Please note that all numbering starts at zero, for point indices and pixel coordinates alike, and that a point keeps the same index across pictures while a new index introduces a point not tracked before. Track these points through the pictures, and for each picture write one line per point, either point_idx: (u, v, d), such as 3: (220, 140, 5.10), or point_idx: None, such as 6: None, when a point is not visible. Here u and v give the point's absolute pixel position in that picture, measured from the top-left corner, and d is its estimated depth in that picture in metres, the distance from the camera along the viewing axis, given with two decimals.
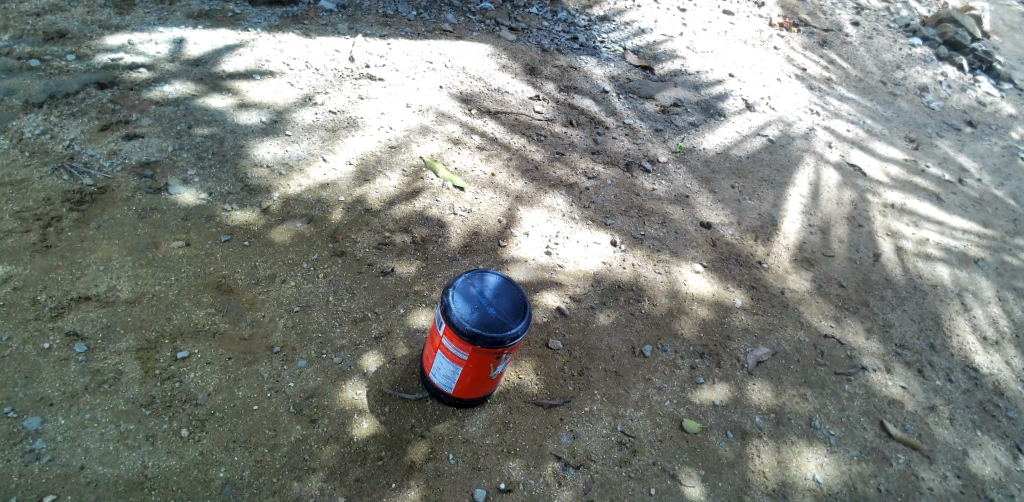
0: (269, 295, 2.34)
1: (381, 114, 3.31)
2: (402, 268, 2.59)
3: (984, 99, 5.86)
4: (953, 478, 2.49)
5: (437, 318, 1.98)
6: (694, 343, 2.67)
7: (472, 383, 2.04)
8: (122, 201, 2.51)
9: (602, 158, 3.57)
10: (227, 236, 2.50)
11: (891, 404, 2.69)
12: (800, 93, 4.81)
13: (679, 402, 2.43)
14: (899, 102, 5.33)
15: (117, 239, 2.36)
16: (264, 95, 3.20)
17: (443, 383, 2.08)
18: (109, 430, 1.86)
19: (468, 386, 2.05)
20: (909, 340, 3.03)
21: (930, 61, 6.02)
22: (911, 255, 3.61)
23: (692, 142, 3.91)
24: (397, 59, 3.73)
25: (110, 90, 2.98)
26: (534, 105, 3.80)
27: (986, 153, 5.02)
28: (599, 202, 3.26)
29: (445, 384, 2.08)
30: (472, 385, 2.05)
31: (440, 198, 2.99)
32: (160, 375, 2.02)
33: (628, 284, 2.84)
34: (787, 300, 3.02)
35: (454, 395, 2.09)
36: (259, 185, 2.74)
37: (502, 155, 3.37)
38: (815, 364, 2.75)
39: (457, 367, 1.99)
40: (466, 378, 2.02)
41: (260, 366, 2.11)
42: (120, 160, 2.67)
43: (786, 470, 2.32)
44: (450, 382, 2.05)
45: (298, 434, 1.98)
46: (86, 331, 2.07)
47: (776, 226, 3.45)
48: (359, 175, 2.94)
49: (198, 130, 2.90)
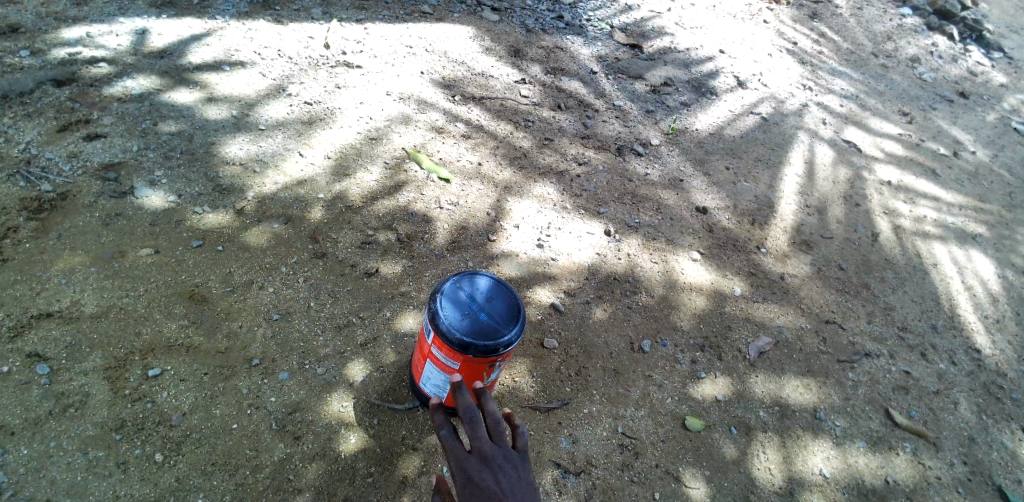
0: (246, 303, 2.21)
1: (359, 104, 3.15)
2: (387, 268, 2.47)
3: (975, 69, 5.77)
4: (959, 465, 2.44)
5: (425, 326, 1.87)
6: (694, 335, 2.58)
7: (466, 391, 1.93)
8: (84, 207, 2.35)
9: (593, 142, 3.44)
10: (199, 241, 2.35)
11: (896, 391, 2.62)
12: (792, 68, 4.69)
13: (680, 399, 2.34)
14: (891, 75, 5.23)
15: (80, 248, 2.21)
16: (235, 87, 3.03)
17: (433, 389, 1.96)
18: (77, 459, 1.74)
19: None
20: (910, 323, 2.96)
21: (920, 31, 5.90)
22: (909, 233, 3.53)
23: (684, 123, 3.79)
24: (375, 44, 3.55)
25: (69, 87, 2.79)
26: (520, 89, 3.65)
27: (979, 124, 4.94)
28: (591, 190, 3.14)
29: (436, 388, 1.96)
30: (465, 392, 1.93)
31: (425, 191, 2.85)
32: (130, 396, 1.89)
33: (624, 276, 2.74)
34: (787, 285, 2.93)
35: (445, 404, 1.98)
36: (232, 185, 2.59)
37: (489, 143, 3.24)
38: (817, 352, 2.67)
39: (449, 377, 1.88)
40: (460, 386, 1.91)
41: (239, 381, 1.99)
42: (81, 162, 2.50)
43: (792, 465, 2.26)
44: (442, 391, 1.94)
45: (282, 453, 1.86)
46: (49, 351, 1.93)
47: (773, 208, 3.36)
48: (338, 170, 2.79)
49: (165, 127, 2.73)
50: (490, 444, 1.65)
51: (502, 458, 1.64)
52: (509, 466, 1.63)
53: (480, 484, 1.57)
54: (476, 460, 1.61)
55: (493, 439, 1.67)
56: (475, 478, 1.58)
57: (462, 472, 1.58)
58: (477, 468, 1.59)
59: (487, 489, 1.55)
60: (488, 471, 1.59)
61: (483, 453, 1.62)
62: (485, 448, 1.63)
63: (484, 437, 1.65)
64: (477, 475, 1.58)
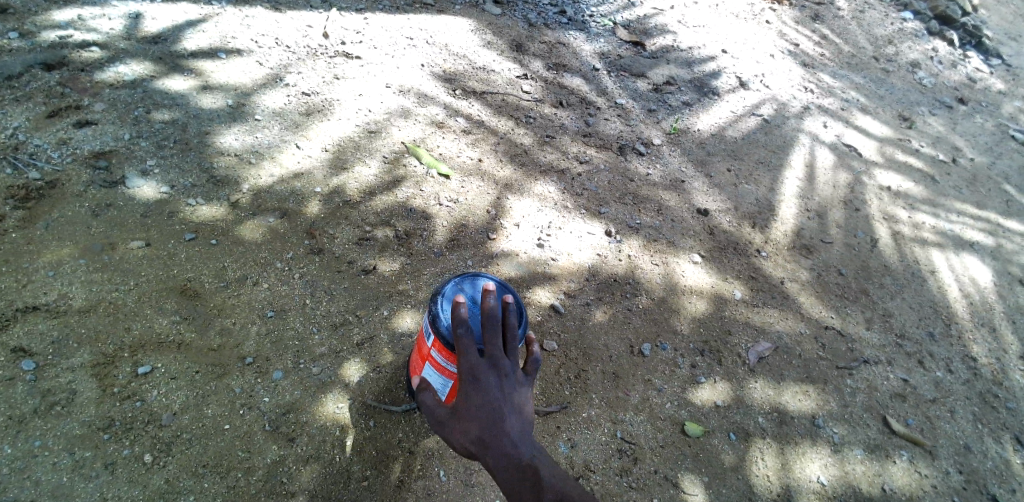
0: (239, 300, 2.15)
1: (358, 96, 3.09)
2: (385, 265, 2.42)
3: (974, 75, 5.77)
4: (955, 474, 2.43)
5: (424, 328, 1.83)
6: (694, 339, 2.55)
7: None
8: (73, 196, 2.28)
9: (595, 141, 3.40)
10: (192, 234, 2.29)
11: (894, 398, 2.61)
12: (794, 70, 4.66)
13: (679, 404, 2.32)
14: (891, 79, 5.22)
15: (69, 240, 2.14)
16: (230, 76, 2.96)
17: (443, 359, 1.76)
18: (62, 459, 1.68)
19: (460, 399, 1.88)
20: (909, 330, 2.95)
21: (921, 36, 5.89)
22: (908, 239, 3.52)
23: (686, 123, 3.75)
24: (375, 34, 3.48)
25: (59, 72, 2.71)
26: (522, 84, 3.60)
27: (977, 131, 4.95)
28: (592, 189, 3.10)
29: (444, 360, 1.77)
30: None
31: (424, 186, 2.80)
32: (119, 394, 1.83)
33: (624, 278, 2.71)
34: (787, 290, 2.91)
35: None
36: (226, 176, 2.53)
37: (489, 139, 3.19)
38: (816, 358, 2.66)
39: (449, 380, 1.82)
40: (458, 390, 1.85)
41: (232, 380, 1.94)
42: (70, 149, 2.43)
43: (790, 473, 2.24)
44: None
45: (275, 455, 1.82)
46: (35, 346, 1.87)
47: (773, 211, 3.34)
48: (336, 163, 2.74)
49: (158, 115, 2.66)
50: (501, 355, 1.66)
51: (508, 371, 1.66)
52: (514, 378, 1.66)
53: (483, 388, 1.61)
54: (484, 366, 1.62)
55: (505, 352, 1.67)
56: (480, 381, 1.61)
57: (469, 372, 1.61)
58: (484, 373, 1.62)
59: (488, 395, 1.60)
60: (493, 378, 1.63)
61: (494, 362, 1.64)
62: (497, 358, 1.64)
63: (499, 348, 1.65)
64: (483, 379, 1.61)
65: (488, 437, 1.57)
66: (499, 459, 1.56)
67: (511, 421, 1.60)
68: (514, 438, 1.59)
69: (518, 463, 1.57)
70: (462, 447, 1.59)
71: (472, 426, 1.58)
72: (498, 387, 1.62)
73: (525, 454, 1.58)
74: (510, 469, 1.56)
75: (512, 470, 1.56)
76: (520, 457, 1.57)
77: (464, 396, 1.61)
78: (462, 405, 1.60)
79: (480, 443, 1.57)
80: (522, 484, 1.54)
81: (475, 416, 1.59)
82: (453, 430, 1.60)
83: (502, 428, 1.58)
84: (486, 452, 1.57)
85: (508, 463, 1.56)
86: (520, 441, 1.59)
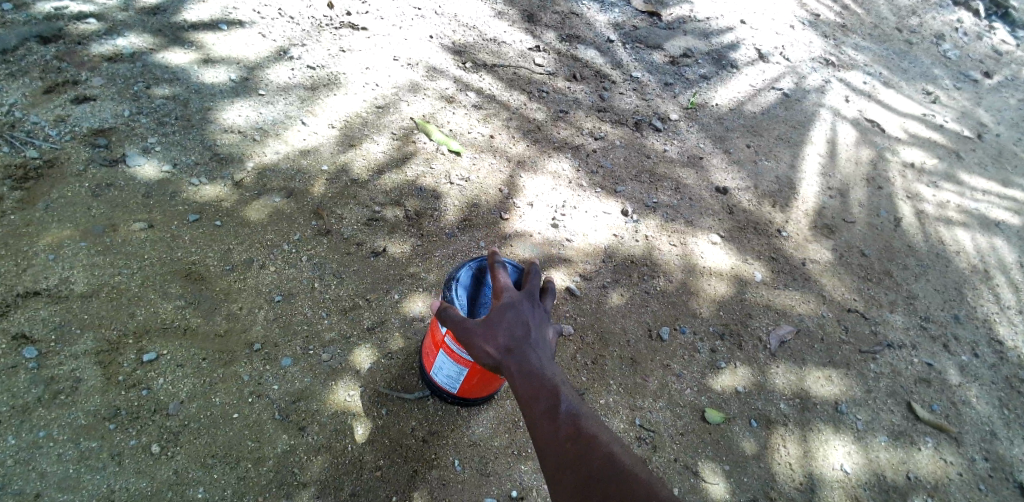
0: (246, 284, 2.09)
1: (365, 69, 2.97)
2: (395, 247, 2.34)
3: (1000, 47, 5.56)
4: (981, 462, 2.37)
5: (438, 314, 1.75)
6: (714, 323, 2.48)
7: (478, 383, 1.81)
8: (73, 176, 2.20)
9: (610, 116, 3.28)
10: (196, 215, 2.21)
11: (918, 384, 2.54)
12: (815, 41, 4.48)
13: (699, 390, 2.26)
14: (915, 51, 5.02)
15: (69, 221, 2.08)
16: (232, 48, 2.84)
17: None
18: (68, 450, 1.64)
19: (475, 387, 1.82)
20: (933, 312, 2.86)
21: (945, 6, 5.67)
22: (932, 218, 3.41)
23: (703, 97, 3.61)
24: (381, 4, 3.34)
25: (55, 45, 2.60)
26: (534, 57, 3.46)
27: (1002, 105, 4.77)
28: (607, 166, 2.99)
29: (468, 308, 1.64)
30: (478, 384, 1.82)
31: (435, 164, 2.70)
32: (124, 383, 1.78)
33: (641, 259, 2.62)
34: (809, 272, 2.82)
35: (458, 395, 1.86)
36: (230, 154, 2.44)
37: (501, 115, 3.07)
38: (839, 341, 2.58)
39: (463, 368, 1.76)
40: (473, 378, 1.79)
41: (239, 367, 1.88)
42: (69, 127, 2.34)
43: (812, 461, 2.18)
44: (454, 383, 1.82)
45: (285, 445, 1.77)
46: (37, 333, 1.82)
47: (794, 190, 3.22)
48: (343, 140, 2.64)
49: (158, 91, 2.56)
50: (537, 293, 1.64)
51: (541, 307, 1.63)
52: (545, 314, 1.62)
53: (518, 309, 1.55)
54: (522, 292, 1.59)
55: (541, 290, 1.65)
56: (515, 302, 1.56)
57: (507, 292, 1.56)
58: (520, 296, 1.57)
59: (522, 314, 1.54)
60: (528, 303, 1.58)
61: (531, 295, 1.60)
62: (533, 296, 1.61)
63: (537, 287, 1.64)
64: (518, 303, 1.56)
65: (513, 347, 1.50)
66: (522, 369, 1.48)
67: (539, 340, 1.53)
68: (538, 354, 1.51)
69: (539, 375, 1.47)
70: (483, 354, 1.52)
71: (501, 336, 1.51)
72: (531, 312, 1.57)
73: (548, 370, 1.49)
74: (529, 378, 1.47)
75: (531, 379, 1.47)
76: (541, 370, 1.48)
77: (497, 310, 1.54)
78: (494, 316, 1.53)
79: (505, 351, 1.50)
80: (539, 392, 1.44)
81: (505, 328, 1.52)
82: (478, 338, 1.53)
83: (529, 342, 1.51)
84: (509, 361, 1.49)
85: (529, 372, 1.47)
86: (544, 358, 1.51)
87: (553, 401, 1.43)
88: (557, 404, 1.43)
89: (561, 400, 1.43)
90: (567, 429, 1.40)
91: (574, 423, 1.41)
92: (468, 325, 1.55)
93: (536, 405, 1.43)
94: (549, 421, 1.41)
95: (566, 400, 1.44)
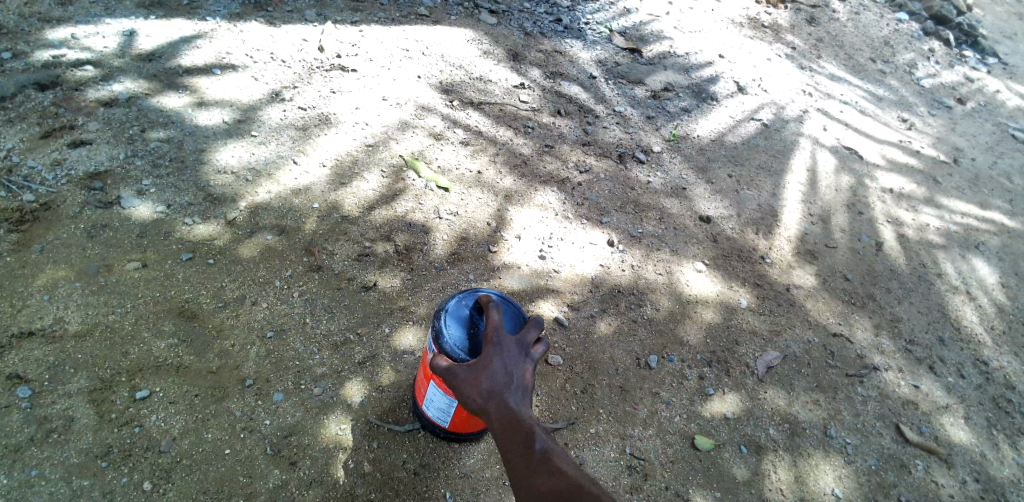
0: (238, 320, 2.12)
1: (356, 109, 3.06)
2: (385, 282, 2.38)
3: (972, 74, 5.76)
4: (972, 483, 2.38)
5: (428, 344, 1.78)
6: (701, 350, 2.51)
7: (470, 415, 1.83)
8: (68, 218, 2.24)
9: (594, 149, 3.37)
10: (189, 254, 2.25)
11: (905, 406, 2.57)
12: (791, 74, 4.64)
13: (689, 417, 2.28)
14: (889, 81, 5.20)
15: (64, 262, 2.11)
16: (226, 92, 2.93)
17: (461, 346, 1.67)
18: (60, 489, 1.64)
19: (466, 420, 1.84)
20: (917, 335, 2.91)
21: (916, 37, 5.90)
22: (913, 242, 3.49)
23: (685, 129, 3.72)
24: (371, 47, 3.46)
25: (53, 92, 2.68)
26: (520, 94, 3.57)
27: (976, 131, 4.92)
28: (593, 199, 3.06)
29: (460, 346, 1.67)
30: (469, 417, 1.84)
31: (424, 200, 2.76)
32: (117, 420, 1.79)
33: (628, 288, 2.67)
34: (793, 297, 2.87)
35: (450, 429, 1.88)
36: (223, 194, 2.49)
37: (489, 150, 3.15)
38: (825, 366, 2.61)
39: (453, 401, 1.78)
40: (464, 410, 1.81)
41: (232, 403, 1.90)
42: (65, 170, 2.39)
43: (803, 486, 2.20)
44: (445, 415, 1.83)
45: (277, 480, 1.78)
46: (30, 372, 1.83)
47: (776, 217, 3.30)
48: (335, 179, 2.70)
49: (153, 134, 2.63)
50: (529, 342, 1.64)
51: (534, 352, 1.63)
52: (534, 364, 1.61)
53: (503, 358, 1.56)
54: (513, 338, 1.60)
55: (534, 338, 1.65)
56: (503, 347, 1.58)
57: (497, 337, 1.58)
58: (508, 343, 1.59)
59: (507, 360, 1.56)
60: (517, 348, 1.60)
61: (522, 344, 1.61)
62: (525, 344, 1.61)
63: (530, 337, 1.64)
64: (505, 350, 1.57)
65: (493, 393, 1.52)
66: (500, 413, 1.50)
67: (521, 388, 1.54)
68: (518, 399, 1.52)
69: (517, 419, 1.49)
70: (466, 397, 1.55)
71: (483, 382, 1.53)
72: (518, 358, 1.58)
73: (526, 414, 1.51)
74: (508, 423, 1.49)
75: (509, 424, 1.49)
76: (520, 414, 1.51)
77: (484, 355, 1.56)
78: (481, 361, 1.56)
79: (486, 396, 1.52)
80: (517, 435, 1.48)
81: (490, 374, 1.54)
82: (462, 383, 1.56)
83: (509, 388, 1.53)
84: (490, 405, 1.51)
85: (507, 416, 1.50)
86: (523, 402, 1.53)
87: (529, 441, 1.48)
88: (533, 444, 1.47)
89: (536, 440, 1.47)
90: (542, 467, 1.45)
91: (548, 460, 1.46)
92: (456, 367, 1.59)
93: (512, 447, 1.48)
94: (523, 459, 1.46)
95: (540, 440, 1.48)
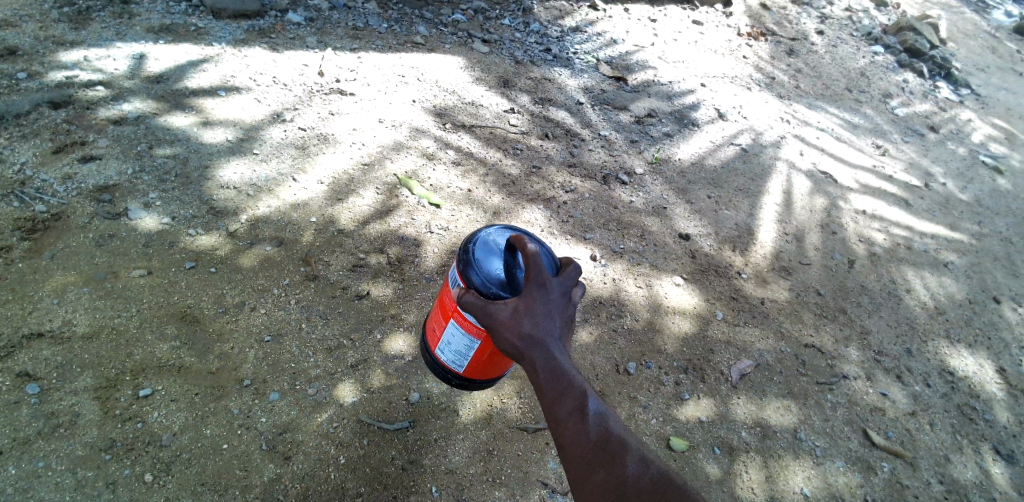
0: (237, 324, 2.23)
1: (353, 130, 3.23)
2: (378, 291, 2.51)
3: (945, 104, 6.03)
4: (936, 485, 2.50)
5: (454, 280, 1.73)
6: (678, 358, 2.65)
7: (487, 360, 1.78)
8: (77, 228, 2.37)
9: (579, 171, 3.54)
10: (192, 262, 2.38)
11: (873, 412, 2.69)
12: (770, 101, 4.86)
13: (665, 419, 2.40)
14: (865, 109, 5.45)
15: (73, 268, 2.23)
16: (230, 112, 3.09)
17: (496, 284, 1.62)
18: (65, 479, 1.74)
19: (482, 365, 1.80)
20: (886, 346, 3.05)
21: (891, 69, 6.19)
22: (883, 260, 3.66)
23: (667, 152, 3.91)
24: (369, 72, 3.65)
25: (65, 110, 2.83)
26: (510, 118, 3.76)
27: (948, 157, 5.15)
28: (578, 216, 3.22)
29: (495, 283, 1.62)
30: (487, 361, 1.79)
31: (416, 216, 2.91)
32: (120, 416, 1.89)
33: (609, 300, 2.81)
34: (767, 310, 3.02)
35: (463, 375, 1.84)
36: (225, 208, 2.63)
37: (478, 170, 3.32)
38: (796, 374, 2.74)
39: (472, 341, 1.73)
40: (483, 353, 1.76)
41: (230, 401, 2.01)
42: (75, 184, 2.52)
43: (773, 485, 2.31)
44: (462, 359, 1.79)
45: (272, 473, 1.88)
46: (40, 371, 1.94)
47: (752, 235, 3.47)
48: (332, 195, 2.85)
49: (160, 150, 2.77)
50: (568, 290, 1.63)
51: (572, 296, 1.64)
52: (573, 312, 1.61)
53: (546, 303, 1.55)
54: (554, 283, 1.58)
55: (572, 284, 1.65)
56: (547, 290, 1.56)
57: (540, 280, 1.55)
58: (551, 289, 1.57)
59: (550, 306, 1.55)
60: (559, 292, 1.59)
61: (563, 291, 1.60)
62: (565, 291, 1.61)
63: (569, 285, 1.63)
64: (549, 296, 1.56)
65: (538, 340, 1.51)
66: (546, 363, 1.50)
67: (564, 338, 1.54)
68: (561, 348, 1.53)
69: (563, 371, 1.50)
70: (508, 341, 1.53)
71: (526, 327, 1.53)
72: (560, 305, 1.57)
73: (571, 367, 1.52)
74: (555, 374, 1.49)
75: (556, 376, 1.49)
76: (568, 368, 1.51)
77: (528, 299, 1.54)
78: (525, 305, 1.54)
79: (529, 344, 1.52)
80: (566, 391, 1.48)
81: (534, 319, 1.53)
82: (505, 327, 1.54)
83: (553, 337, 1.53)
84: (535, 352, 1.51)
85: (553, 366, 1.50)
86: (567, 351, 1.54)
87: (581, 401, 1.48)
88: (585, 404, 1.48)
89: (590, 401, 1.48)
90: (597, 431, 1.46)
91: (602, 424, 1.47)
92: (496, 308, 1.56)
93: (563, 402, 1.47)
94: (576, 419, 1.46)
95: (594, 401, 1.49)
